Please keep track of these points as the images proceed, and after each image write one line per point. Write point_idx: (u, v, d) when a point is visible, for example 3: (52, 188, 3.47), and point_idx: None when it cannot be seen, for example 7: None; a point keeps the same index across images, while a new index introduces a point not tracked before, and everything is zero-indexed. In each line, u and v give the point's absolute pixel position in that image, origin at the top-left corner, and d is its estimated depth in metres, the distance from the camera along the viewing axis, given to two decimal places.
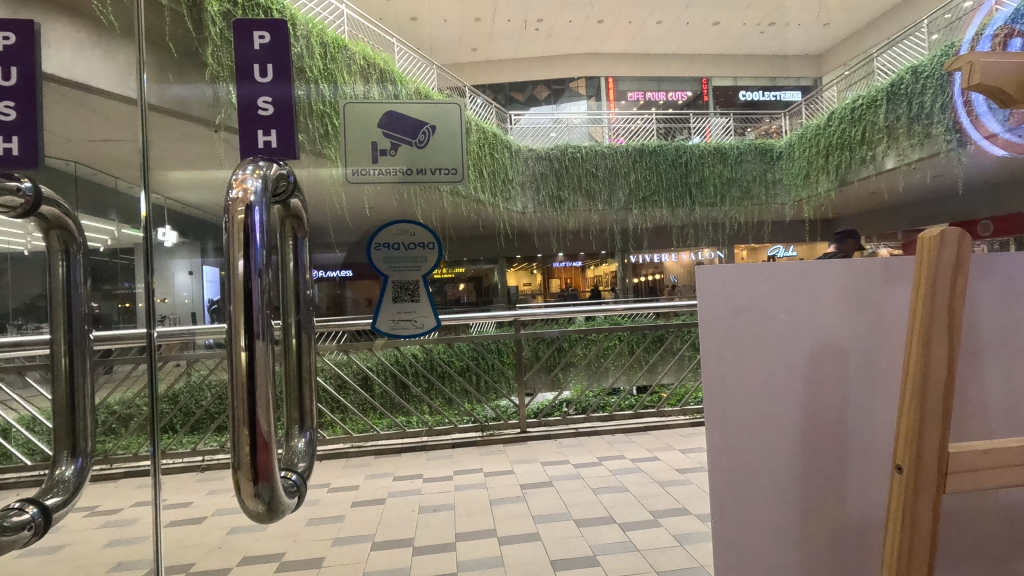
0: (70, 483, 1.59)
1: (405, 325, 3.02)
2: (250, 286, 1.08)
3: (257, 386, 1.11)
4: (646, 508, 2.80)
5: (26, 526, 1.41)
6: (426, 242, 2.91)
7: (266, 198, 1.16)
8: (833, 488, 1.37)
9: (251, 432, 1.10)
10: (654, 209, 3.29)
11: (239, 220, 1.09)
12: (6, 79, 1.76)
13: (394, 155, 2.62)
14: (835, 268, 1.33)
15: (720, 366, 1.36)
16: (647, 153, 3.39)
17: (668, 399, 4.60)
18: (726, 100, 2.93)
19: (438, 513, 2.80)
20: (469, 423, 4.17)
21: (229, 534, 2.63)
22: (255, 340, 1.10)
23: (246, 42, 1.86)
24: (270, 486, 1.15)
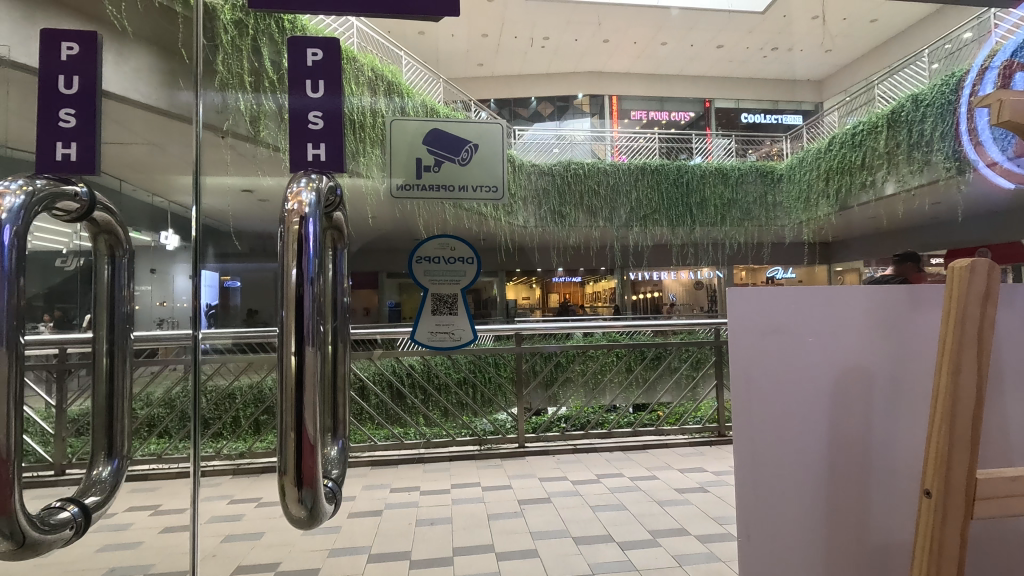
0: (108, 484, 1.44)
1: (442, 338, 2.84)
2: (301, 293, 1.05)
3: (304, 395, 1.07)
4: (645, 527, 2.78)
5: (69, 525, 1.25)
6: (466, 257, 2.72)
7: (320, 210, 1.12)
8: (852, 498, 1.52)
9: (297, 437, 1.06)
10: (654, 226, 3.73)
11: (294, 231, 1.07)
12: (67, 87, 1.51)
13: (436, 171, 2.55)
14: (859, 296, 1.48)
15: (751, 383, 1.49)
16: (647, 172, 3.93)
17: (667, 418, 4.55)
18: (728, 121, 3.32)
19: (435, 527, 2.77)
20: (467, 436, 4.15)
21: (224, 541, 2.59)
22: (304, 347, 1.06)
23: (299, 59, 1.74)
24: (314, 494, 1.11)
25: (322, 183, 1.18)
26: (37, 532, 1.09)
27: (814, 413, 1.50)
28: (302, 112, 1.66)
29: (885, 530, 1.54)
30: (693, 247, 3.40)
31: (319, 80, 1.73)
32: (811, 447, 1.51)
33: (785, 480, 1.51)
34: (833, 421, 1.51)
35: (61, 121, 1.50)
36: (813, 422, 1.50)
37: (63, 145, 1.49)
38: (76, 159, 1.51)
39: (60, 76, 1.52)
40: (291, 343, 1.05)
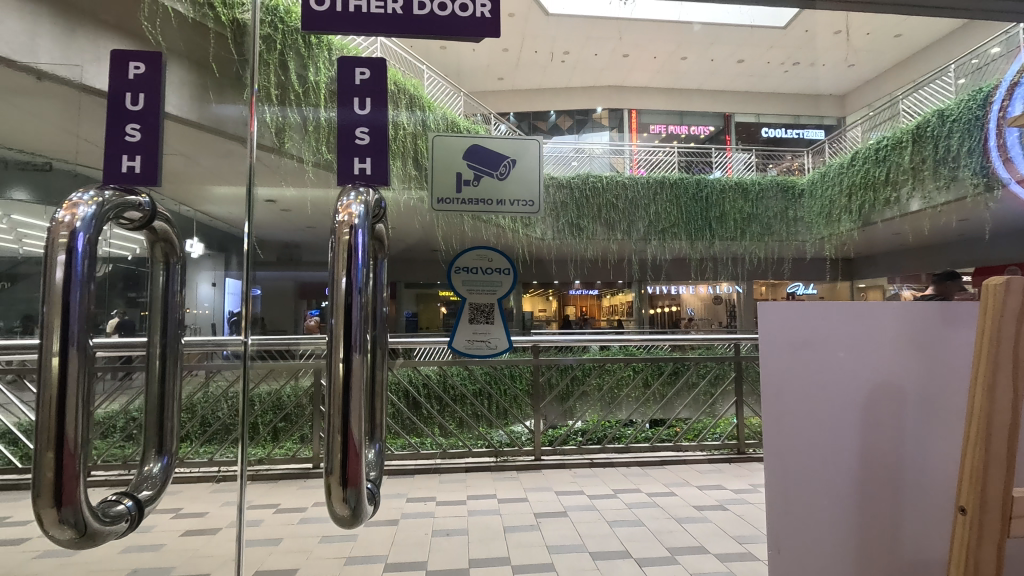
0: (158, 481, 1.43)
1: (480, 345, 3.09)
2: (351, 301, 1.11)
3: (352, 400, 1.11)
4: (662, 544, 2.74)
5: (122, 518, 1.25)
6: (504, 268, 2.96)
7: (368, 222, 1.18)
8: (886, 507, 1.58)
9: (343, 439, 1.10)
10: (674, 241, 3.36)
11: (344, 241, 1.12)
12: (132, 104, 1.63)
13: (475, 185, 2.71)
14: (891, 312, 1.54)
15: (783, 397, 1.54)
16: (669, 185, 3.47)
17: (685, 434, 4.50)
18: (748, 135, 3.01)
19: (451, 538, 2.77)
20: (483, 448, 4.15)
21: (244, 546, 2.62)
22: (352, 352, 1.10)
23: (347, 76, 1.81)
24: (358, 494, 1.13)
25: (370, 195, 1.22)
26: (95, 522, 1.13)
27: (845, 431, 1.55)
28: (350, 128, 1.73)
29: (917, 536, 1.61)
30: (712, 262, 3.25)
31: (366, 98, 1.81)
32: (842, 464, 1.57)
33: (817, 496, 1.57)
34: (864, 439, 1.56)
35: (128, 136, 1.58)
36: (845, 441, 1.56)
37: (129, 158, 1.58)
38: (141, 170, 1.59)
39: (125, 94, 1.64)
40: (341, 349, 1.10)
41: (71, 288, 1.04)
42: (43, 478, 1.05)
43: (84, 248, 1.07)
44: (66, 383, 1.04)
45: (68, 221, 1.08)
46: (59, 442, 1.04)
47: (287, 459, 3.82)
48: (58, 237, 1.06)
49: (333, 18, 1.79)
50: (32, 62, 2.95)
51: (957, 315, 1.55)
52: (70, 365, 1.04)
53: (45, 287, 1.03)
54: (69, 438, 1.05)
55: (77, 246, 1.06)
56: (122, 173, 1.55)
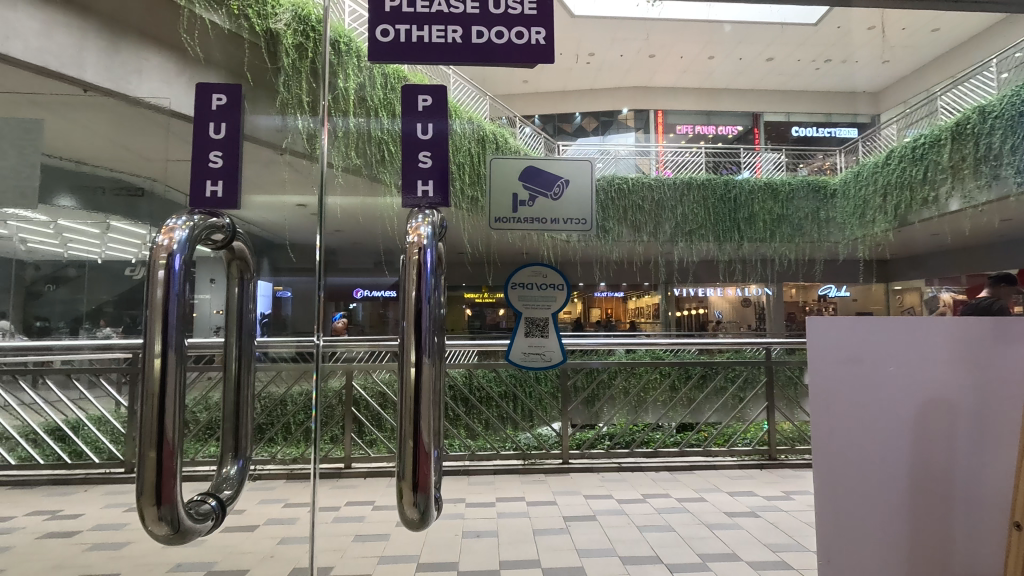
0: (235, 481, 1.47)
1: (535, 358, 2.81)
2: (420, 309, 1.12)
3: (422, 407, 1.11)
4: (694, 550, 2.71)
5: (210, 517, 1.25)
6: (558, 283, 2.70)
7: (437, 239, 1.19)
8: (937, 524, 1.58)
9: (414, 444, 1.10)
10: (701, 242, 3.39)
11: (414, 257, 1.14)
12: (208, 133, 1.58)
13: (531, 206, 2.38)
14: (941, 328, 1.55)
15: (833, 410, 1.58)
16: (695, 186, 3.41)
17: (715, 440, 4.43)
18: (778, 134, 2.93)
19: (482, 539, 2.79)
20: (512, 450, 4.15)
21: (280, 543, 2.68)
22: (422, 359, 1.11)
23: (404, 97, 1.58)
24: (428, 498, 1.11)
25: (437, 216, 1.24)
26: (189, 520, 1.15)
27: (893, 436, 1.57)
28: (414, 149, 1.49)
29: (969, 555, 1.59)
30: (741, 264, 3.41)
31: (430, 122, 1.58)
32: (889, 471, 1.59)
33: (863, 498, 1.59)
34: (914, 444, 1.57)
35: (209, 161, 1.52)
36: (892, 445, 1.58)
37: (211, 181, 1.52)
38: (222, 194, 1.51)
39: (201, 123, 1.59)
40: (411, 356, 1.10)
41: (175, 303, 1.06)
42: (146, 478, 1.08)
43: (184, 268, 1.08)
44: (168, 387, 1.06)
45: (169, 243, 1.10)
46: (160, 444, 1.07)
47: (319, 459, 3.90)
48: (161, 258, 1.08)
49: (397, 51, 1.67)
50: (78, 76, 3.07)
51: (1012, 332, 1.55)
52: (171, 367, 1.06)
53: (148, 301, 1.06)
54: (173, 441, 1.07)
55: (178, 263, 1.08)
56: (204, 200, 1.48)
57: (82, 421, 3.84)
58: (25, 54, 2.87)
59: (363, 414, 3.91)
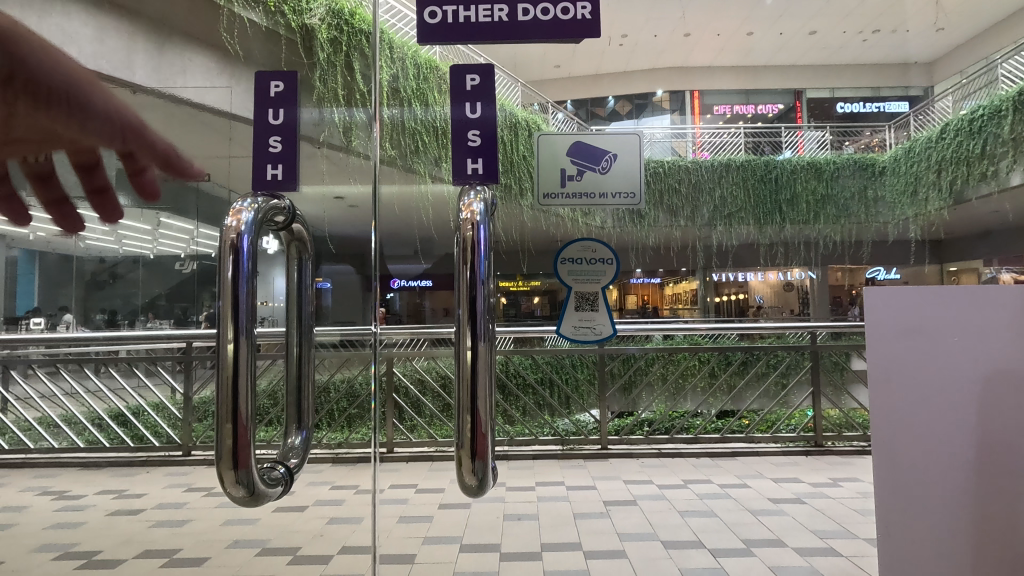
0: (299, 451, 1.51)
1: (585, 332, 2.91)
2: (475, 292, 1.15)
3: (479, 382, 1.16)
4: (739, 535, 2.68)
5: (278, 482, 1.31)
6: (607, 257, 2.87)
7: (489, 217, 1.19)
8: (1005, 499, 1.54)
9: (472, 419, 1.17)
10: (741, 226, 3.24)
11: (469, 238, 1.15)
12: (273, 118, 1.58)
13: (580, 179, 2.34)
14: (1009, 298, 1.48)
15: (893, 386, 1.56)
16: (734, 168, 3.24)
17: (757, 425, 4.38)
18: (822, 112, 2.78)
19: (522, 522, 2.82)
20: (549, 436, 4.20)
21: (329, 523, 2.79)
22: (479, 342, 1.16)
23: (453, 78, 1.56)
24: (487, 467, 1.17)
25: (488, 194, 1.24)
26: (262, 485, 1.24)
27: (958, 410, 1.53)
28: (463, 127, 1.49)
29: None
30: (783, 247, 3.15)
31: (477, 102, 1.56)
32: (953, 445, 1.55)
33: (925, 473, 1.58)
34: (983, 419, 1.52)
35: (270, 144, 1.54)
36: (957, 420, 1.53)
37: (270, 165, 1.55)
38: (282, 178, 1.56)
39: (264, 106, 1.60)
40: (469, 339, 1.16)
41: (242, 286, 1.14)
42: (223, 445, 1.17)
43: (248, 251, 1.15)
44: (241, 370, 1.15)
45: (233, 225, 1.16)
46: (235, 415, 1.16)
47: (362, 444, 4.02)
48: (227, 244, 1.14)
49: (442, 31, 1.67)
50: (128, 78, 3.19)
51: None
52: (242, 344, 1.15)
53: (221, 282, 1.13)
54: (246, 412, 1.17)
55: (243, 246, 1.14)
56: (265, 180, 1.49)
57: (142, 406, 4.07)
58: None
59: (403, 400, 3.99)
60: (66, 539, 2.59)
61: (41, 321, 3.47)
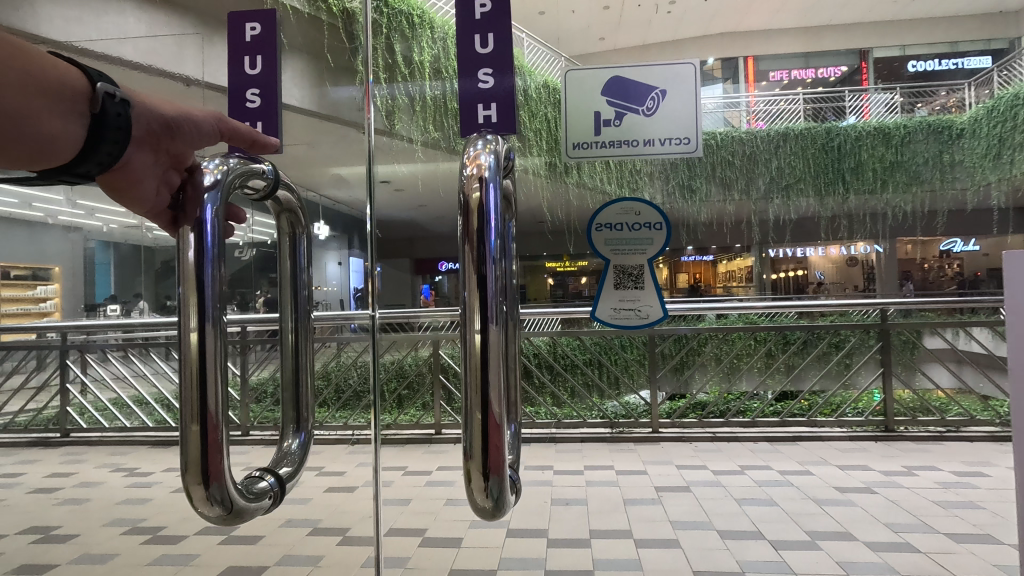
0: (297, 458, 1.13)
1: (627, 315, 2.79)
2: (483, 273, 0.91)
3: (491, 377, 0.93)
4: (801, 527, 2.56)
5: (266, 494, 0.94)
6: (653, 223, 2.72)
7: (501, 171, 0.94)
8: None
9: (483, 418, 0.93)
10: (800, 198, 2.86)
11: (476, 199, 0.90)
12: (253, 69, 2.02)
13: (617, 124, 2.63)
14: None
15: None
16: (793, 137, 2.84)
17: (821, 409, 4.27)
18: (891, 72, 2.54)
19: (570, 507, 2.81)
20: (600, 419, 4.24)
21: (380, 505, 2.86)
22: (488, 324, 0.93)
23: (469, 44, 1.88)
24: (501, 484, 0.95)
25: (501, 143, 0.98)
26: (246, 498, 0.85)
27: None
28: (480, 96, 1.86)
29: None
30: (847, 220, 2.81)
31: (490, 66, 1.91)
32: None
33: None
34: None
35: (249, 101, 2.02)
36: None
37: (252, 126, 1.99)
38: (263, 134, 1.97)
39: (248, 58, 2.03)
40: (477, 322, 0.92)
41: (208, 267, 0.74)
42: (187, 450, 0.79)
43: (214, 219, 0.75)
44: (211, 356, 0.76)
45: (195, 191, 0.76)
46: (201, 415, 0.78)
47: (411, 425, 4.12)
48: (190, 207, 0.75)
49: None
50: None
51: None
52: (209, 343, 0.76)
53: (176, 267, 0.74)
54: (217, 434, 0.79)
55: (207, 215, 0.75)
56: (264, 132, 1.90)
57: None
58: (134, 56, 3.12)
59: (448, 382, 3.94)
60: (136, 515, 2.82)
61: (116, 308, 3.73)
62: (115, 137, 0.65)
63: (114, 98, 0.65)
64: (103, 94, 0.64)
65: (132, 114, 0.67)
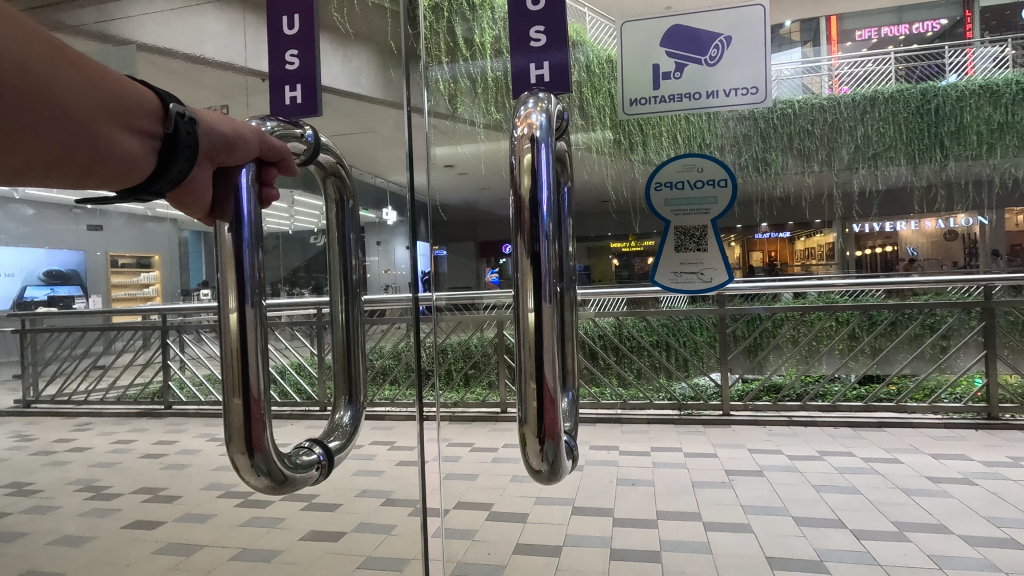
0: (348, 432, 1.29)
1: (688, 278, 2.35)
2: (538, 251, 0.97)
3: (545, 351, 1.00)
4: (888, 518, 2.41)
5: (314, 467, 1.12)
6: (718, 178, 2.31)
7: (552, 133, 1.00)
8: None
9: (537, 388, 1.01)
10: (888, 167, 2.50)
11: (527, 163, 0.97)
12: (292, 29, 1.96)
13: (677, 78, 2.14)
14: None
15: None
16: (880, 101, 2.49)
17: (912, 394, 4.12)
18: (1000, 22, 2.30)
19: (636, 488, 2.78)
20: (666, 400, 4.09)
21: (449, 478, 2.97)
22: (542, 302, 0.99)
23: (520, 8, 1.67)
24: (556, 448, 1.04)
25: (552, 102, 1.04)
26: (286, 471, 1.02)
27: None
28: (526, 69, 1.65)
29: None
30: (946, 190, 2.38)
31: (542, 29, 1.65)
32: None
33: None
34: None
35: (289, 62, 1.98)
36: None
37: (291, 89, 2.00)
38: (302, 101, 2.00)
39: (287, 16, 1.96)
40: (531, 301, 0.99)
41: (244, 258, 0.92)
42: (232, 425, 0.96)
43: (247, 207, 0.91)
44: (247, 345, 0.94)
45: (230, 181, 0.90)
46: (245, 391, 0.95)
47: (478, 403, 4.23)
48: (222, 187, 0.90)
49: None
50: None
51: None
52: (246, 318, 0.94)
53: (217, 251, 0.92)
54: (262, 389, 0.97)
55: (244, 181, 0.91)
56: (290, 104, 1.99)
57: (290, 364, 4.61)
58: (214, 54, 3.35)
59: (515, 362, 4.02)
60: (229, 481, 3.16)
61: None
62: (185, 151, 0.75)
63: (183, 117, 0.76)
64: (174, 114, 0.75)
65: (197, 130, 0.77)
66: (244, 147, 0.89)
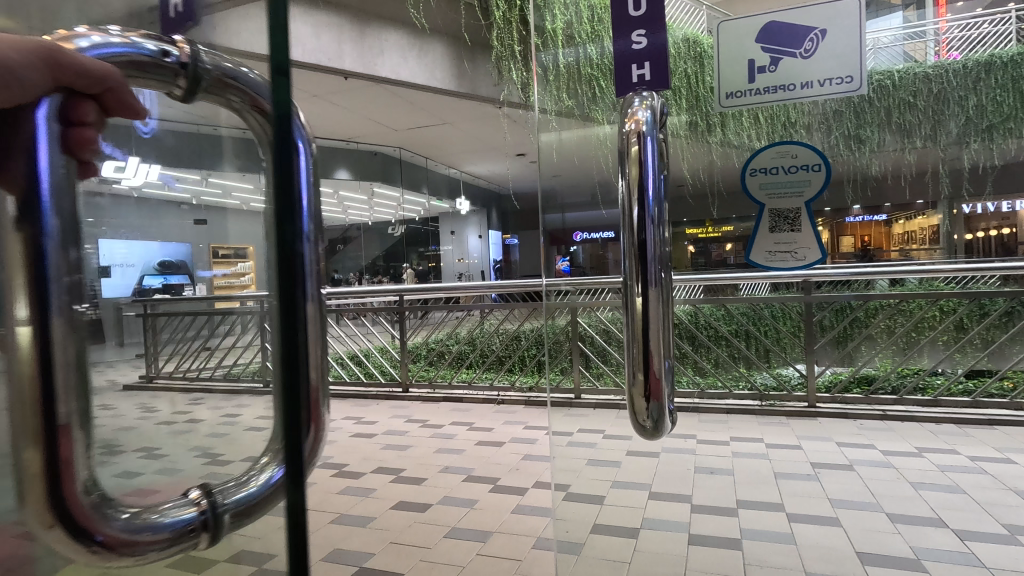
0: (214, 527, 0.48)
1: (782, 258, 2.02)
2: (644, 237, 0.97)
3: (651, 329, 1.00)
4: (997, 520, 2.22)
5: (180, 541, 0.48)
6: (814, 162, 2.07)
7: (658, 130, 1.00)
8: None
9: (644, 365, 1.02)
10: (1006, 138, 2.31)
11: (635, 154, 0.98)
12: None
13: (775, 72, 1.77)
14: None
15: None
16: (993, 66, 2.32)
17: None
18: None
19: (715, 476, 2.72)
20: (747, 391, 3.97)
21: (524, 460, 3.05)
22: (647, 288, 0.99)
23: None
24: (662, 408, 1.03)
25: (656, 101, 1.04)
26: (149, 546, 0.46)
27: None
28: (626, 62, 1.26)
29: None
30: None
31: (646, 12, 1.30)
32: None
33: None
34: None
35: None
36: None
37: None
38: None
39: None
40: (636, 287, 0.99)
41: (47, 250, 0.42)
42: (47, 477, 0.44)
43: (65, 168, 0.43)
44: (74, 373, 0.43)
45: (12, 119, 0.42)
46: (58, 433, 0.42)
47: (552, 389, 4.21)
48: None
49: None
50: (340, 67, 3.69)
51: None
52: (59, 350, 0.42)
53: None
54: (91, 509, 0.44)
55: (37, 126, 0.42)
56: None
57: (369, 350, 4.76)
58: (303, 55, 3.50)
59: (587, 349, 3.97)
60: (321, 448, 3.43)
61: None
62: None
63: None
64: None
65: None
66: (37, 78, 0.42)
